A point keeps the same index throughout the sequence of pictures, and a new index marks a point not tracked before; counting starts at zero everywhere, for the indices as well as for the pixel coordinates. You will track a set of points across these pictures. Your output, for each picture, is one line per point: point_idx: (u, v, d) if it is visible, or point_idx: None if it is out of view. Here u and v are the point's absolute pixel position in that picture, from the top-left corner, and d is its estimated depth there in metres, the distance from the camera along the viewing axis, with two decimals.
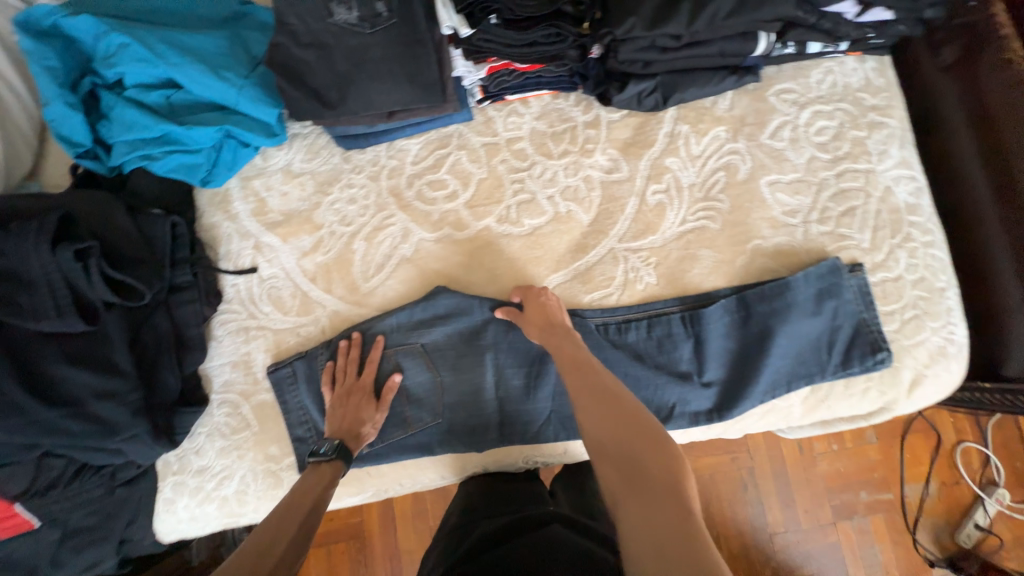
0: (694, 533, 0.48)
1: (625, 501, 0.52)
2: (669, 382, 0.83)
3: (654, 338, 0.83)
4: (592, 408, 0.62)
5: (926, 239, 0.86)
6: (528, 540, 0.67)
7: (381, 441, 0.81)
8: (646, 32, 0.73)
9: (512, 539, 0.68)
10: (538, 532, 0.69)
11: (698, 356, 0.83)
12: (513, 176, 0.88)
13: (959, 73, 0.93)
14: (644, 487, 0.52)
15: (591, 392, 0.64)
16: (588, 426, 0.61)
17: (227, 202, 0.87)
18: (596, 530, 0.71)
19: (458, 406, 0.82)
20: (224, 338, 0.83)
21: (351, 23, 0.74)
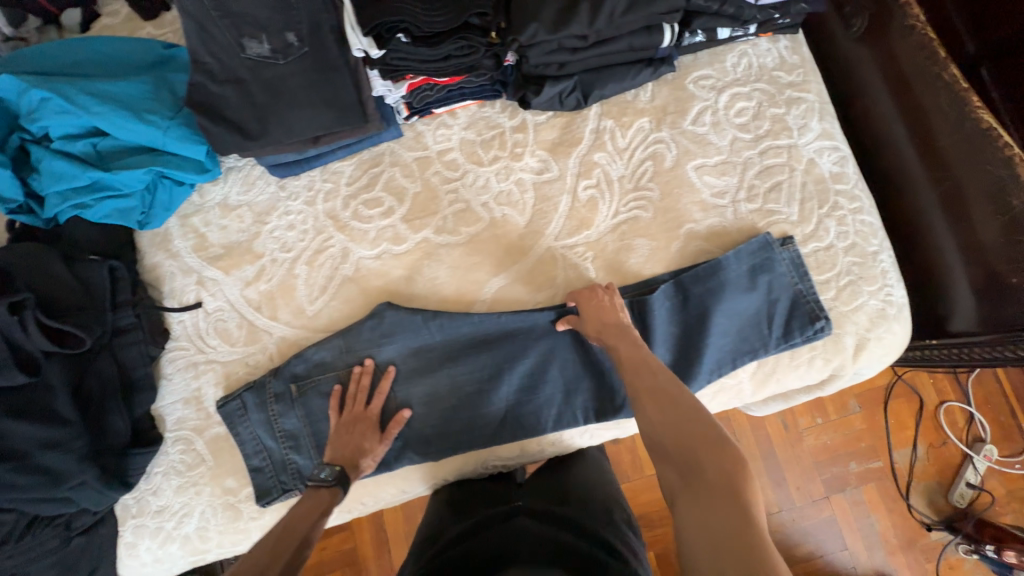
0: (751, 540, 0.48)
1: (682, 503, 0.53)
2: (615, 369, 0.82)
3: None
4: (652, 408, 0.62)
5: (854, 206, 0.87)
6: (494, 539, 0.70)
7: None
8: (550, 36, 0.76)
9: (480, 538, 0.71)
10: (505, 528, 0.72)
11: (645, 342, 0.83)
12: (447, 186, 0.90)
13: (871, 42, 0.96)
14: (703, 490, 0.53)
15: (651, 391, 0.64)
16: (646, 424, 0.61)
17: (167, 241, 0.88)
18: (562, 515, 0.75)
19: (415, 419, 0.81)
20: (174, 375, 0.83)
21: (265, 55, 0.75)
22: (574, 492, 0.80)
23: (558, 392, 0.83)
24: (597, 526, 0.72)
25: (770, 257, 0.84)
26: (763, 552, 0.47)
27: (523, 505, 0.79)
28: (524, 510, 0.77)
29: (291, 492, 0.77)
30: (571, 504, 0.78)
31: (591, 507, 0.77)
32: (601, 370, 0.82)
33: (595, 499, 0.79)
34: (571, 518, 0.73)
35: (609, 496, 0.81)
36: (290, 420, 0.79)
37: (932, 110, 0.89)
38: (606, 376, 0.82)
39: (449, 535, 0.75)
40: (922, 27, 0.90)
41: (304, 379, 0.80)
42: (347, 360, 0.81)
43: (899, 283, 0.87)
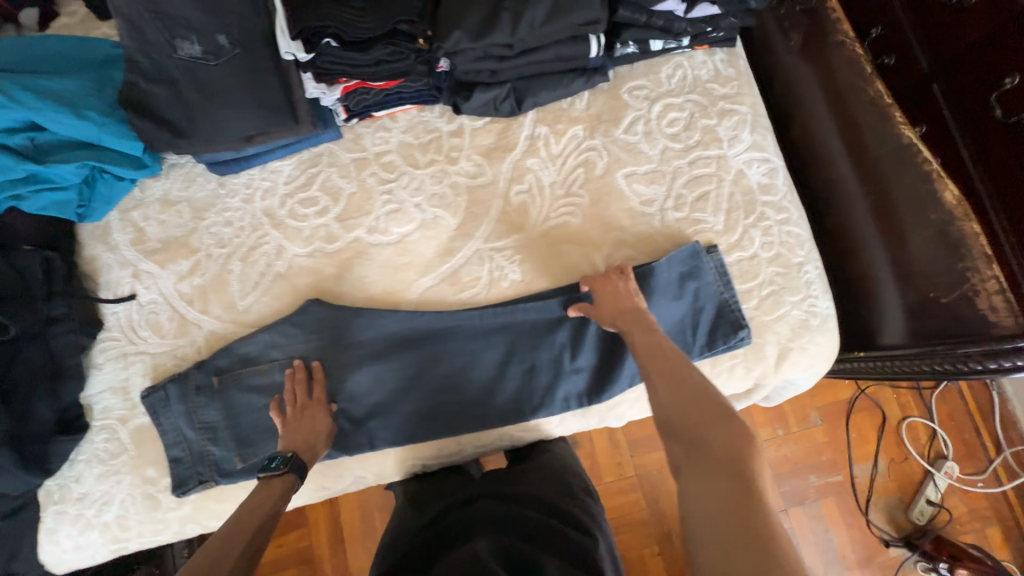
0: (755, 504, 0.49)
1: (688, 473, 0.55)
2: (538, 368, 0.84)
3: (528, 323, 0.84)
4: (664, 388, 0.65)
5: (781, 217, 0.89)
6: (464, 524, 0.78)
7: (252, 457, 0.79)
8: (473, 43, 0.78)
9: (448, 527, 0.78)
10: (471, 512, 0.80)
11: (569, 342, 0.84)
12: (382, 188, 0.92)
13: (810, 54, 0.98)
14: (710, 461, 0.54)
15: (664, 372, 0.66)
16: (658, 402, 0.64)
17: (107, 234, 0.90)
18: (519, 493, 0.85)
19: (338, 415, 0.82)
20: (105, 365, 0.85)
21: (197, 56, 0.78)
22: (531, 473, 0.92)
23: (479, 391, 0.83)
24: (562, 504, 0.84)
25: (693, 265, 0.85)
26: (767, 516, 0.48)
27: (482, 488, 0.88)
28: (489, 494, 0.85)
29: (206, 482, 0.79)
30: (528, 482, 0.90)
31: (549, 484, 0.89)
32: (526, 369, 0.84)
33: (549, 475, 0.91)
34: (528, 496, 0.84)
35: (565, 474, 0.93)
36: (211, 412, 0.80)
37: (863, 124, 0.91)
38: (528, 374, 0.84)
39: (420, 529, 0.82)
40: (851, 43, 0.93)
41: (228, 372, 0.81)
42: (271, 355, 0.82)
43: (823, 294, 0.87)
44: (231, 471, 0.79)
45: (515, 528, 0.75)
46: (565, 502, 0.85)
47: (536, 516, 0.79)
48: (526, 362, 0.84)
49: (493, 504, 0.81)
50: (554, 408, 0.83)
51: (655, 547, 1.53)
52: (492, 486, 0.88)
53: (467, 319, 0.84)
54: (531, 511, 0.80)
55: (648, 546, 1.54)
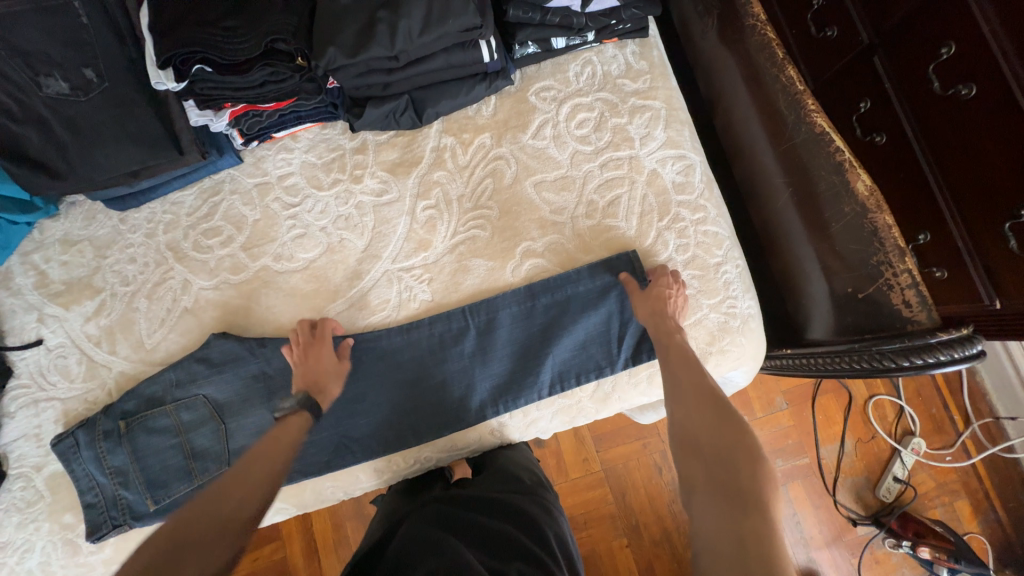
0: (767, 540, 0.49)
1: (704, 494, 0.56)
2: (449, 383, 0.84)
3: (436, 336, 0.83)
4: (690, 403, 0.66)
5: (697, 217, 0.85)
6: (430, 528, 0.76)
7: (166, 497, 0.80)
8: (351, 60, 0.74)
9: (402, 537, 0.76)
10: (431, 517, 0.80)
11: (482, 355, 0.84)
12: (286, 212, 0.89)
13: (728, 38, 0.92)
14: (729, 483, 0.55)
15: (693, 391, 0.67)
16: (684, 418, 0.65)
17: (9, 279, 0.88)
18: (475, 496, 0.85)
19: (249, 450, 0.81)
20: (17, 413, 0.84)
21: (65, 93, 0.74)
22: (494, 476, 0.92)
23: (392, 411, 0.84)
24: (527, 506, 0.84)
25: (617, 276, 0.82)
26: (775, 544, 0.49)
27: (437, 494, 0.87)
28: (454, 499, 0.84)
29: (120, 526, 0.79)
30: (491, 483, 0.89)
31: (512, 487, 0.89)
32: (441, 386, 0.84)
33: (504, 474, 0.91)
34: (483, 499, 0.84)
35: (527, 476, 0.93)
36: (118, 456, 0.80)
37: (783, 111, 0.86)
38: (442, 388, 0.84)
39: (382, 538, 0.80)
40: (762, 27, 0.87)
41: (135, 415, 0.81)
42: (177, 395, 0.82)
43: (743, 294, 0.85)
44: (146, 514, 0.80)
45: (478, 537, 0.74)
46: (526, 502, 0.85)
47: (501, 522, 0.78)
48: (437, 381, 0.84)
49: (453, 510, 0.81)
50: (468, 424, 0.83)
51: (624, 538, 1.49)
52: (457, 492, 0.87)
53: (379, 337, 0.83)
54: (496, 518, 0.79)
55: (617, 538, 1.49)
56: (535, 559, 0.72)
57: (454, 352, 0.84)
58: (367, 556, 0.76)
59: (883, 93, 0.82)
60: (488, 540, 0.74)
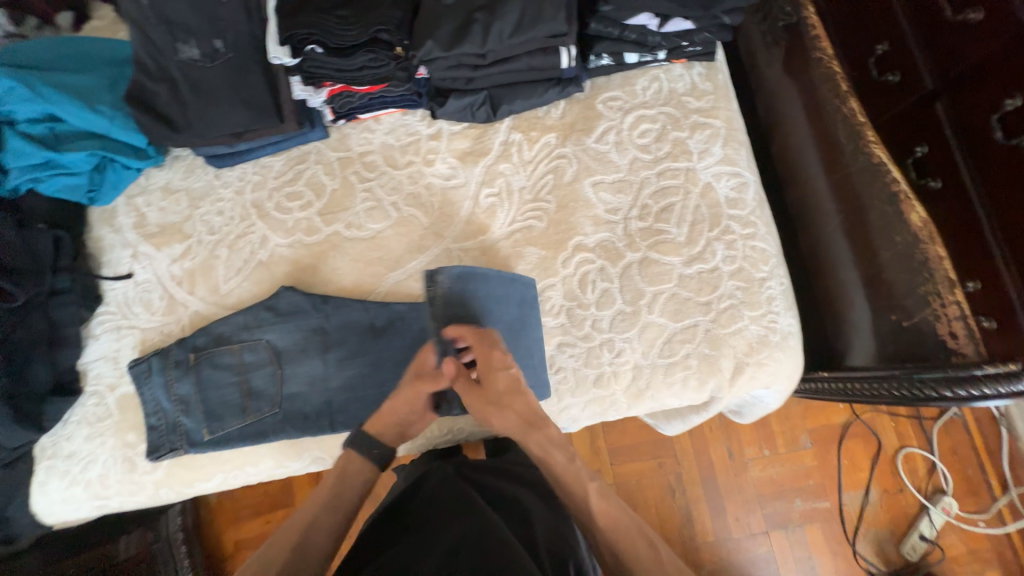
0: None
1: None
2: None
3: None
4: None
5: (747, 231, 0.89)
6: (458, 490, 0.81)
7: (220, 429, 0.86)
8: (445, 53, 0.83)
9: (430, 492, 0.82)
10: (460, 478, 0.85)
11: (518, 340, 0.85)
12: (362, 185, 0.97)
13: (791, 69, 0.97)
14: None
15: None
16: None
17: (113, 217, 0.99)
18: (500, 470, 0.91)
19: (298, 399, 0.87)
20: (101, 336, 0.93)
21: (195, 59, 0.86)
22: (512, 453, 0.97)
23: None
24: (544, 485, 0.89)
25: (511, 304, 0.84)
26: None
27: (463, 460, 0.93)
28: (483, 468, 0.90)
29: (177, 450, 0.86)
30: (507, 463, 0.94)
31: (530, 466, 0.94)
32: None
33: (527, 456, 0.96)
34: (510, 472, 0.90)
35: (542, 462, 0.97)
36: (184, 386, 0.87)
37: (839, 140, 0.90)
38: None
39: (406, 494, 0.84)
40: (828, 60, 0.93)
41: (203, 350, 0.88)
42: (242, 337, 0.89)
43: (786, 311, 0.87)
44: (198, 443, 0.86)
45: (504, 506, 0.80)
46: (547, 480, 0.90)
47: (523, 496, 0.84)
48: None
49: (481, 478, 0.87)
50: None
51: None
52: (484, 462, 0.93)
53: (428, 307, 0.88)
54: (523, 491, 0.85)
55: None
56: (557, 534, 0.78)
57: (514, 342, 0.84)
58: (393, 512, 0.80)
59: (943, 141, 0.84)
60: (512, 510, 0.79)
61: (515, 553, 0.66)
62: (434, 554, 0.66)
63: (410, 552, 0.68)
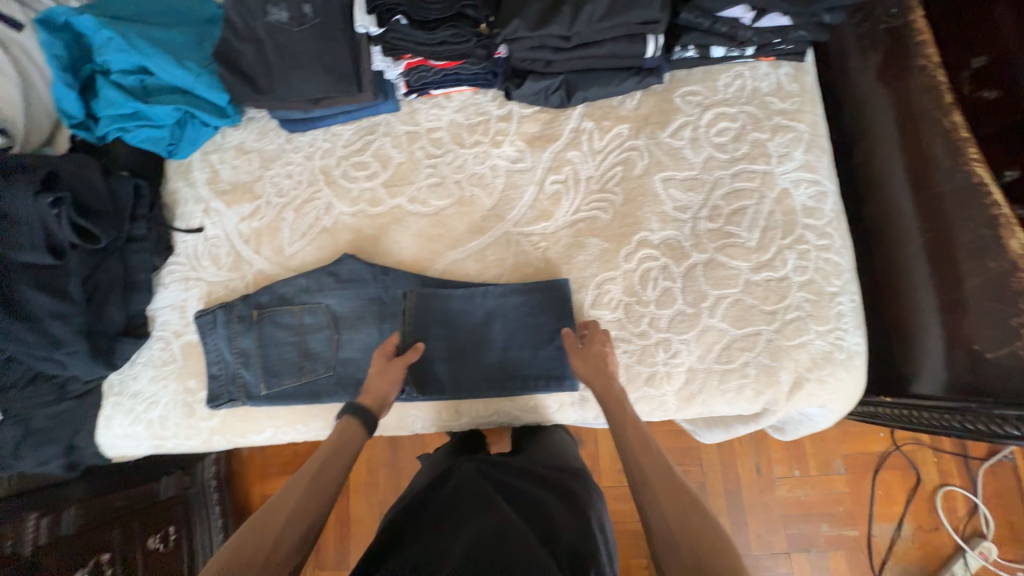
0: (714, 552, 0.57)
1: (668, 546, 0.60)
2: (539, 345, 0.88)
3: (534, 301, 0.88)
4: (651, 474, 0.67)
5: (822, 243, 0.85)
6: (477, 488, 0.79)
7: (275, 386, 0.89)
8: (531, 33, 0.81)
9: (448, 492, 0.80)
10: (479, 476, 0.82)
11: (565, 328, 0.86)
12: (428, 161, 0.97)
13: (886, 77, 0.92)
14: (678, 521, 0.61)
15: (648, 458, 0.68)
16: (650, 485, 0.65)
17: (188, 171, 1.02)
18: (523, 467, 0.87)
19: (352, 364, 0.89)
20: (170, 285, 0.97)
21: (284, 22, 0.88)
22: (540, 452, 0.93)
23: (478, 360, 0.88)
24: (569, 484, 0.84)
25: (506, 307, 0.89)
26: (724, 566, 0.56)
27: (486, 457, 0.90)
28: (504, 466, 0.86)
29: (234, 400, 0.89)
30: (532, 460, 0.91)
31: (557, 465, 0.89)
32: (528, 346, 0.88)
33: (553, 455, 0.92)
34: (532, 470, 0.86)
35: (570, 461, 0.92)
36: (247, 340, 0.91)
37: (932, 155, 0.85)
38: (533, 352, 0.88)
39: (426, 488, 0.84)
40: (934, 69, 0.87)
41: (265, 308, 0.91)
42: (303, 299, 0.91)
43: (855, 329, 0.83)
44: (253, 397, 0.89)
45: (525, 506, 0.76)
46: (573, 482, 0.85)
47: (546, 495, 0.80)
48: (523, 343, 0.88)
49: (502, 476, 0.83)
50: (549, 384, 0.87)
51: (644, 559, 1.47)
52: (506, 460, 0.89)
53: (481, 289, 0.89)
54: (546, 492, 0.80)
55: (635, 557, 1.47)
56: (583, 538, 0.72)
57: (505, 346, 0.89)
58: (413, 503, 0.79)
59: None
60: (534, 509, 0.76)
61: (535, 565, 0.63)
62: (453, 556, 0.66)
63: (428, 550, 0.68)
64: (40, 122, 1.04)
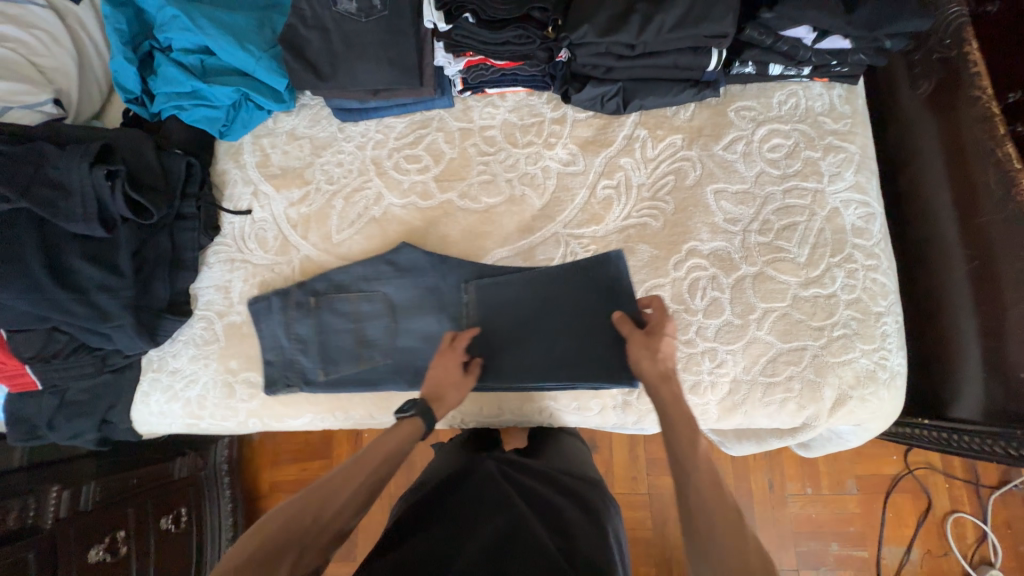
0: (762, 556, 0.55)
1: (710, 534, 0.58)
2: (596, 332, 0.85)
3: (596, 285, 0.86)
4: (698, 469, 0.62)
5: (869, 263, 0.86)
6: (496, 489, 0.77)
7: (333, 373, 0.90)
8: (599, 39, 0.83)
9: (461, 491, 0.78)
10: (493, 477, 0.80)
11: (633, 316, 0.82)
12: (480, 158, 0.98)
13: (936, 105, 0.93)
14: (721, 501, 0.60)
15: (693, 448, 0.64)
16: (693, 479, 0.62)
17: (238, 153, 1.02)
18: (538, 470, 0.84)
19: (406, 352, 0.90)
20: (215, 265, 0.97)
21: (351, 12, 0.88)
22: (557, 456, 0.90)
23: (533, 347, 0.87)
24: (586, 492, 0.81)
25: (570, 290, 0.87)
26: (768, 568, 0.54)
27: (501, 455, 0.88)
28: (519, 467, 0.83)
29: (292, 386, 0.89)
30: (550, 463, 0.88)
31: (573, 471, 0.86)
32: (587, 334, 0.85)
33: (571, 462, 0.89)
34: (546, 473, 0.83)
35: (587, 471, 0.88)
36: (303, 326, 0.91)
37: (980, 184, 0.86)
38: (593, 340, 0.85)
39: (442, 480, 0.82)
40: (987, 100, 0.87)
41: (323, 295, 0.92)
42: (361, 286, 0.92)
43: (897, 349, 0.85)
44: (309, 383, 0.89)
45: (542, 514, 0.74)
46: (590, 491, 0.81)
47: (561, 501, 0.77)
48: (581, 328, 0.86)
49: (517, 477, 0.81)
50: (605, 376, 0.82)
51: (653, 568, 1.47)
52: (522, 461, 0.86)
53: (541, 272, 0.89)
54: (563, 500, 0.77)
55: (645, 565, 1.47)
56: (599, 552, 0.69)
57: (566, 331, 0.86)
58: (428, 495, 0.78)
59: None
60: (551, 517, 0.73)
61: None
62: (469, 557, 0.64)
63: (442, 547, 0.66)
64: (92, 96, 1.04)
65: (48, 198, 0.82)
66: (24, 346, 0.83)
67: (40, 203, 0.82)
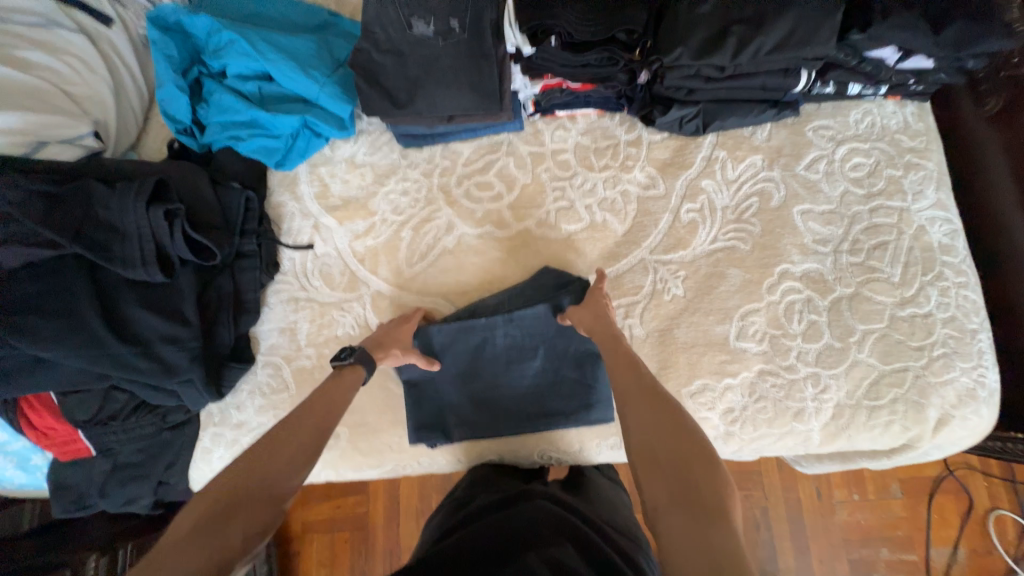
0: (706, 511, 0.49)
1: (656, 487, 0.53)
2: (516, 369, 0.84)
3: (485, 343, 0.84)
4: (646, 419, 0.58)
5: (960, 280, 0.86)
6: (524, 522, 0.65)
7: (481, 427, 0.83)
8: (694, 61, 0.81)
9: (481, 524, 0.67)
10: (526, 509, 0.68)
11: (517, 357, 0.84)
12: (555, 183, 0.94)
13: (1003, 125, 0.94)
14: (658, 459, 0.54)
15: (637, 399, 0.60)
16: (629, 434, 0.58)
17: (295, 184, 0.96)
18: (578, 507, 0.72)
19: (513, 400, 0.84)
20: (276, 305, 0.90)
21: (428, 35, 0.85)
22: (603, 502, 0.77)
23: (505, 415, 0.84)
24: (627, 547, 0.65)
25: (452, 369, 0.84)
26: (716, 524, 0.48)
27: (545, 489, 0.75)
28: (558, 501, 0.71)
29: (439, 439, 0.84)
30: (592, 509, 0.74)
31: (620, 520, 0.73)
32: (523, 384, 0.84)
33: (618, 513, 0.75)
34: (589, 515, 0.69)
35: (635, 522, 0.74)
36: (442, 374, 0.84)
37: None
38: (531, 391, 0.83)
39: (477, 508, 0.74)
40: None
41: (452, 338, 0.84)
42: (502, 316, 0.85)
43: (994, 366, 0.83)
44: (451, 439, 0.83)
45: (581, 542, 0.62)
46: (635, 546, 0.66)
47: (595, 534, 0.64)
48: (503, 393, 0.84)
49: (548, 504, 0.70)
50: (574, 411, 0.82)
51: None
52: (560, 495, 0.74)
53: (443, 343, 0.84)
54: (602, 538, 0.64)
55: None
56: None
57: (503, 397, 0.84)
58: (457, 528, 0.71)
59: None
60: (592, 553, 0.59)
61: None
62: None
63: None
64: (128, 126, 0.96)
65: (102, 241, 0.74)
66: (77, 410, 0.78)
67: (92, 248, 0.73)
